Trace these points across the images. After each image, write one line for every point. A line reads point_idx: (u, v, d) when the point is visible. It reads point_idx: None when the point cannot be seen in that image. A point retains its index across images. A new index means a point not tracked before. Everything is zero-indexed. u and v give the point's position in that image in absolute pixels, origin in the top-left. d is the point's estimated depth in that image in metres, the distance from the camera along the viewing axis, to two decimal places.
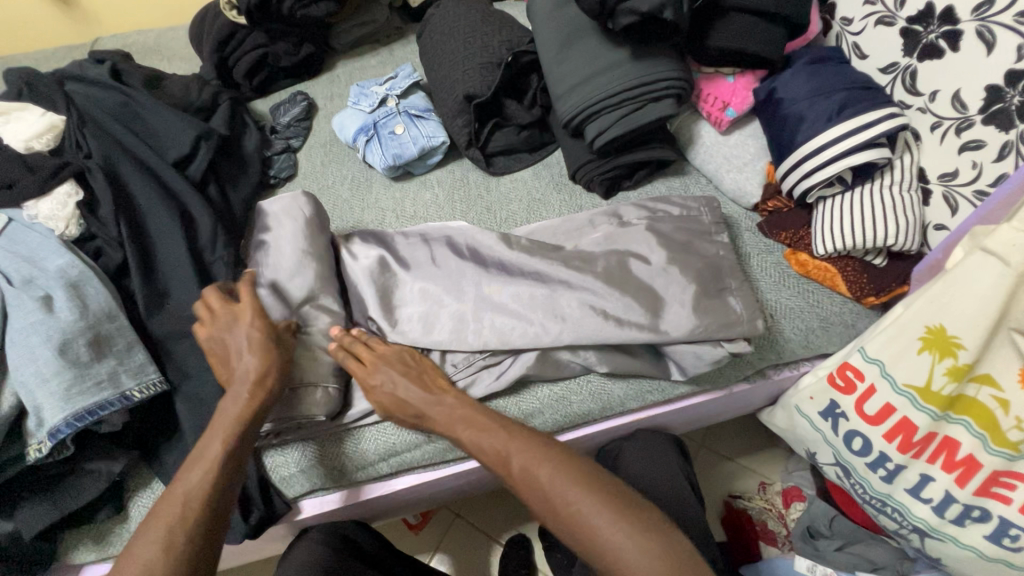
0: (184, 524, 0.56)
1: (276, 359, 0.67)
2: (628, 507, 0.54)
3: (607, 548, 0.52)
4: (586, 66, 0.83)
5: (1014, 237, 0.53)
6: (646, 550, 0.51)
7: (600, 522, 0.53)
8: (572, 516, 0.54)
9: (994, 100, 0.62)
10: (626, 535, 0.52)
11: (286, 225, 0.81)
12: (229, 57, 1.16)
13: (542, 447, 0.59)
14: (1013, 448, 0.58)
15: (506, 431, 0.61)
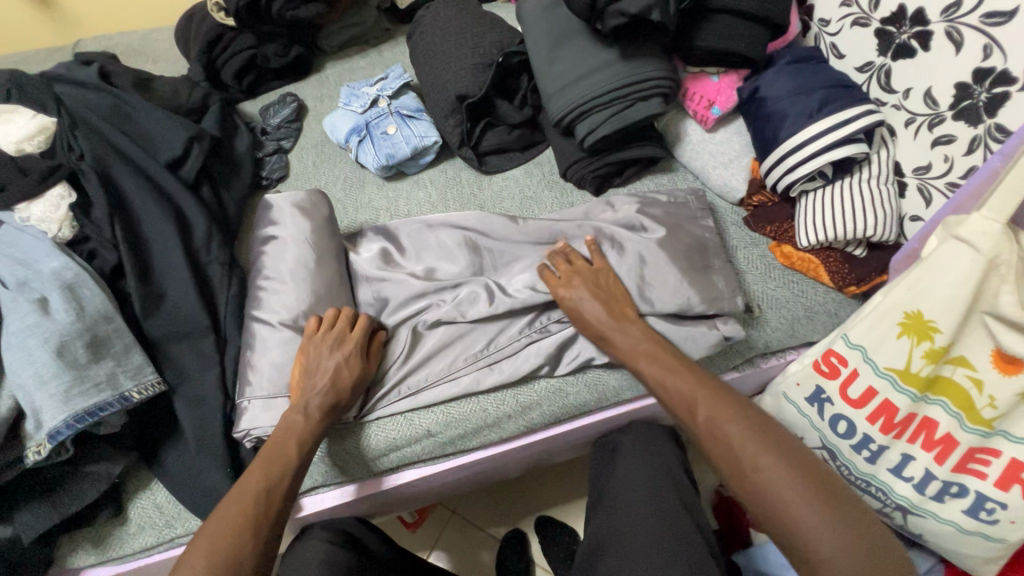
0: (251, 528, 0.60)
1: (345, 377, 0.70)
2: (802, 461, 0.56)
3: (775, 492, 0.54)
4: (575, 66, 0.85)
5: (985, 226, 0.55)
6: (820, 506, 0.53)
7: (775, 468, 0.55)
8: (751, 462, 0.56)
9: (963, 97, 0.66)
10: (800, 489, 0.54)
11: (286, 223, 0.82)
12: (217, 58, 1.16)
13: (720, 393, 0.62)
14: (987, 425, 0.62)
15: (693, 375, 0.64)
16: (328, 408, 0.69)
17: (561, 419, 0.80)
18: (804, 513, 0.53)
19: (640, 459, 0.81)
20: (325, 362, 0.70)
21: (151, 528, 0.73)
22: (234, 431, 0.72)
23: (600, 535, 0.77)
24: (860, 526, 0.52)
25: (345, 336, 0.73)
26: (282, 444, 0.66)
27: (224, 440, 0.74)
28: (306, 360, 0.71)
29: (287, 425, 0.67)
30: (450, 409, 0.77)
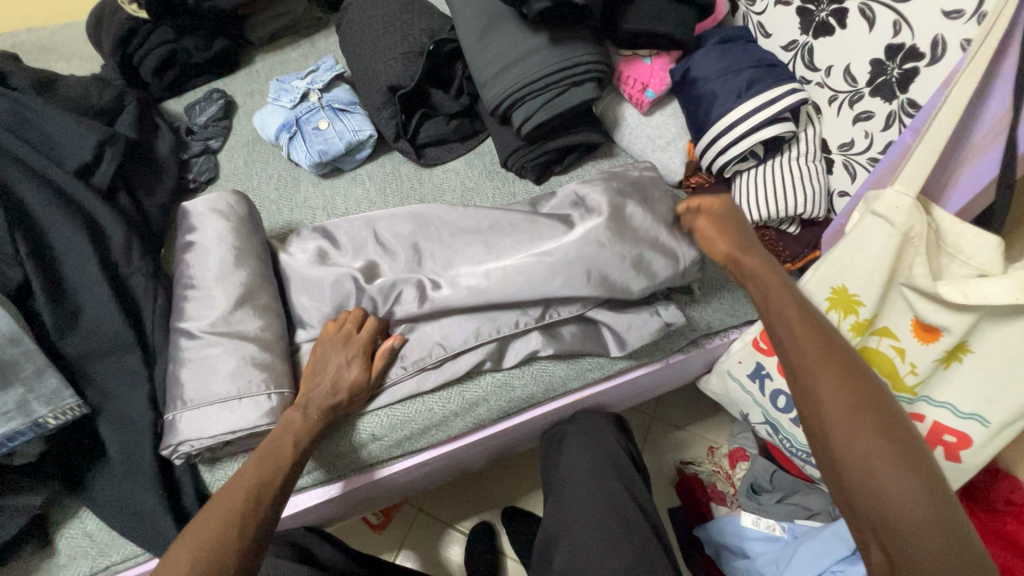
0: (243, 521, 0.57)
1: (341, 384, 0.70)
2: (928, 475, 0.44)
3: (882, 497, 0.44)
4: (506, 52, 0.83)
5: (899, 201, 0.56)
6: (937, 532, 0.42)
7: (892, 466, 0.44)
8: (865, 450, 0.45)
9: (878, 73, 0.67)
10: (918, 504, 0.43)
11: (212, 229, 0.78)
12: (134, 54, 1.08)
13: (843, 359, 0.49)
14: (910, 392, 0.64)
15: (818, 330, 0.51)
16: (326, 406, 0.69)
17: (509, 413, 0.80)
18: (913, 529, 0.42)
19: (588, 446, 0.82)
20: (333, 364, 0.71)
21: (82, 558, 0.69)
22: (161, 449, 0.68)
23: (553, 526, 0.78)
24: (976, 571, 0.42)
25: (356, 339, 0.72)
26: (281, 440, 0.65)
27: (155, 461, 0.70)
28: (314, 359, 0.73)
29: (287, 422, 0.67)
30: (416, 406, 0.76)
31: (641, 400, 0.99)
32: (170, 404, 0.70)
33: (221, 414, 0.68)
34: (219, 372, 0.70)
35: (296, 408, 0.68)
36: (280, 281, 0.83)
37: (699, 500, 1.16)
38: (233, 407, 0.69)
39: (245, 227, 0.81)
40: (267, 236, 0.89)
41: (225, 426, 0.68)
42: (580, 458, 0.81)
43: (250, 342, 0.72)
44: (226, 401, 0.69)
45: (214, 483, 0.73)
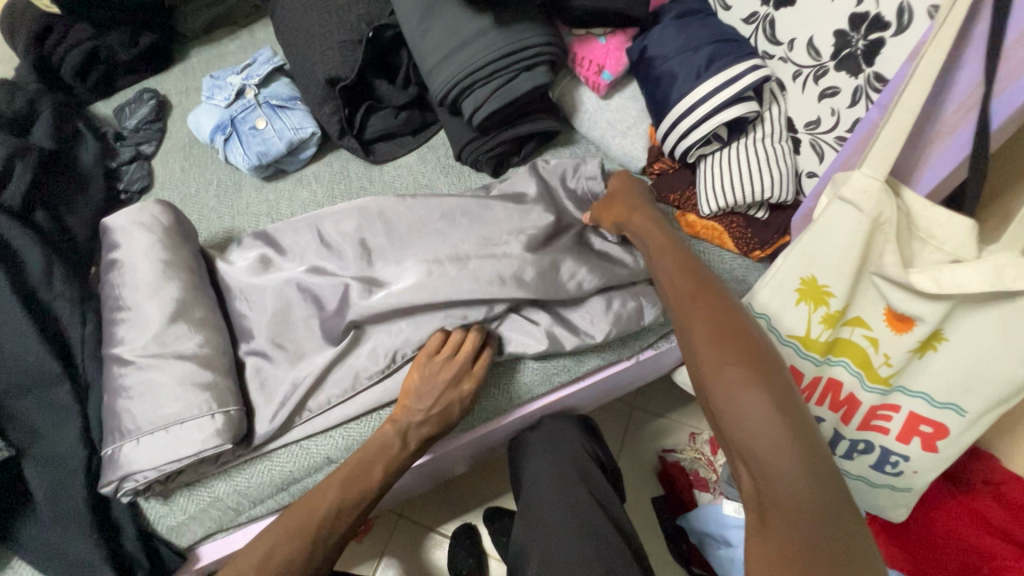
0: (309, 540, 0.57)
1: (444, 403, 0.66)
2: (777, 385, 0.46)
3: (735, 407, 0.45)
4: (450, 36, 0.77)
5: (865, 184, 0.52)
6: (783, 433, 0.43)
7: (739, 379, 0.46)
8: (719, 368, 0.48)
9: (842, 45, 0.63)
10: (763, 409, 0.44)
11: (137, 244, 0.72)
12: (53, 55, 0.99)
13: (713, 298, 0.53)
14: (885, 383, 0.61)
15: (694, 279, 0.56)
16: (430, 435, 0.66)
17: (475, 423, 0.76)
18: (760, 435, 0.44)
19: (553, 454, 0.81)
20: (437, 396, 0.66)
21: None
22: (102, 488, 0.62)
23: (523, 538, 0.76)
24: (824, 470, 0.42)
25: (462, 369, 0.66)
26: (371, 458, 0.63)
27: (87, 503, 0.65)
28: (416, 380, 0.67)
29: (382, 442, 0.65)
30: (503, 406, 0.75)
31: (613, 395, 0.96)
32: (108, 437, 0.64)
33: (164, 440, 0.62)
34: (148, 400, 0.64)
35: (393, 428, 0.66)
36: (222, 293, 0.77)
37: (682, 489, 1.14)
38: (175, 435, 0.62)
39: (178, 239, 0.75)
40: (202, 245, 0.82)
41: (168, 456, 0.62)
42: (544, 470, 0.80)
43: (188, 361, 0.66)
44: (167, 427, 0.63)
45: (159, 521, 0.68)
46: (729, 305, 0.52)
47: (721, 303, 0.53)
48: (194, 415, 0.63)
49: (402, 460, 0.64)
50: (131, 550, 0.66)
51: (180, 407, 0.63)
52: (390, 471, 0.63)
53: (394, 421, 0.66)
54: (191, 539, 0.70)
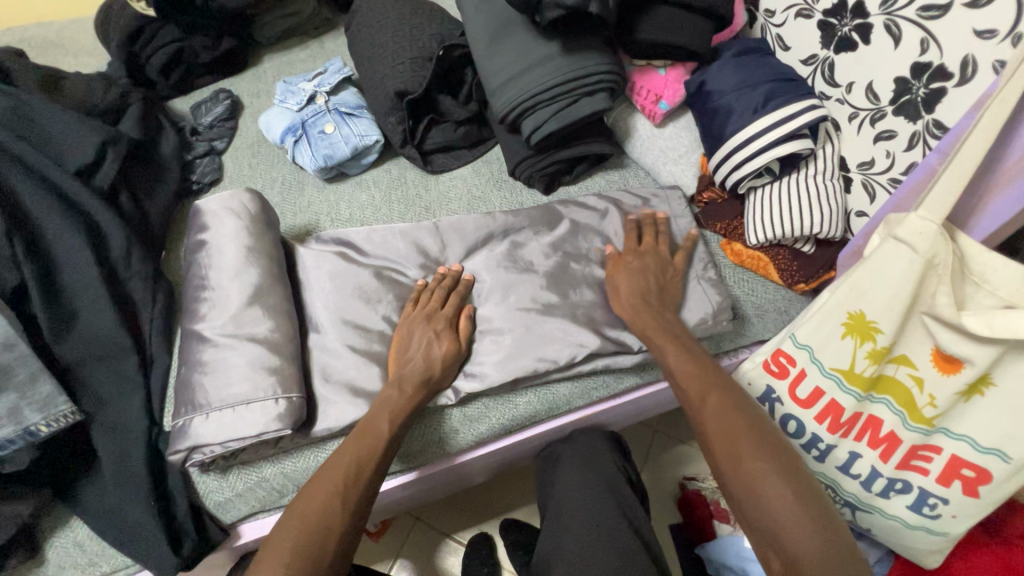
0: (350, 493, 0.57)
1: (430, 332, 0.72)
2: (791, 464, 0.51)
3: (751, 476, 0.50)
4: (517, 59, 0.81)
5: (922, 227, 0.54)
6: (793, 498, 0.48)
7: (748, 446, 0.52)
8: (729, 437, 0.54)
9: (902, 92, 0.65)
10: (778, 477, 0.49)
11: (222, 231, 0.76)
12: (141, 53, 1.07)
13: (721, 377, 0.61)
14: (927, 423, 0.62)
15: (702, 364, 0.63)
16: (420, 382, 0.68)
17: (512, 429, 0.77)
18: (768, 498, 0.49)
19: (585, 473, 0.82)
20: (420, 341, 0.72)
21: (72, 568, 0.68)
22: (172, 456, 0.66)
23: (548, 550, 0.77)
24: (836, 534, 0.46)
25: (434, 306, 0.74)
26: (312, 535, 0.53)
27: (147, 472, 0.69)
28: (403, 336, 0.73)
29: (320, 510, 0.55)
30: (453, 428, 0.75)
31: (643, 417, 0.98)
32: (181, 408, 0.67)
33: (230, 417, 0.66)
34: (211, 378, 0.68)
35: (332, 496, 0.56)
36: (293, 280, 0.81)
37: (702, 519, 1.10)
38: (244, 413, 0.66)
39: (262, 227, 0.79)
40: (284, 236, 0.87)
41: (233, 432, 0.65)
42: (573, 487, 0.81)
43: (260, 344, 0.70)
44: (235, 406, 0.66)
45: (206, 495, 0.71)
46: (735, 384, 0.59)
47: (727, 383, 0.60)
48: (260, 395, 0.67)
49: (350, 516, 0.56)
50: (182, 519, 0.69)
51: (250, 387, 0.67)
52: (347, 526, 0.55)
53: (327, 488, 0.57)
54: (235, 516, 0.73)
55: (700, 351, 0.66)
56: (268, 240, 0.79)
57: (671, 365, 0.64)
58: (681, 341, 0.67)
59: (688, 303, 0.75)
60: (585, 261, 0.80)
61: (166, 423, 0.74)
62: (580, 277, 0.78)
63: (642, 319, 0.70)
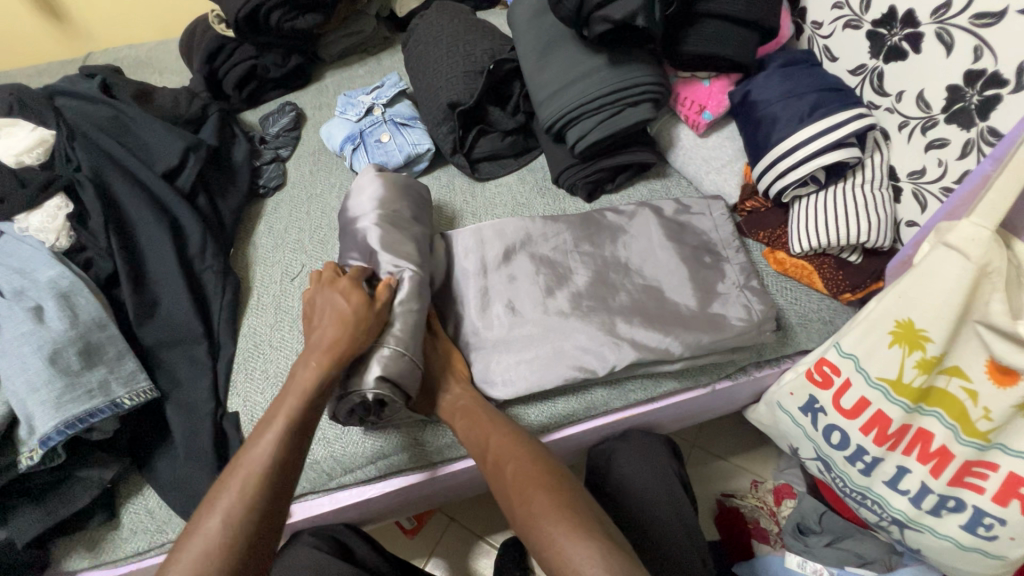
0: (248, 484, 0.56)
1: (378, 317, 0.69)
2: (572, 502, 0.58)
3: (539, 527, 0.57)
4: (564, 71, 0.85)
5: (974, 233, 0.53)
6: (580, 542, 0.54)
7: (540, 505, 0.58)
8: (528, 503, 0.59)
9: (955, 100, 0.64)
10: (558, 521, 0.56)
11: (363, 201, 0.84)
12: (219, 69, 1.17)
13: (514, 440, 0.66)
14: (983, 438, 0.60)
15: (486, 428, 0.68)
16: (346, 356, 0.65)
17: (551, 428, 0.78)
18: (562, 547, 0.55)
19: (637, 468, 0.83)
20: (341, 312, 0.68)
21: (143, 533, 0.73)
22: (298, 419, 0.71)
23: None
24: (619, 555, 0.53)
25: (351, 283, 0.71)
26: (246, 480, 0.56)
27: (213, 449, 0.74)
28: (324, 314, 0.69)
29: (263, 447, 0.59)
30: None
31: (685, 424, 0.98)
32: None
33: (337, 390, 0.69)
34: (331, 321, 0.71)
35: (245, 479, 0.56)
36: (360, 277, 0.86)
37: (740, 537, 1.06)
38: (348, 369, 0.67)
39: None
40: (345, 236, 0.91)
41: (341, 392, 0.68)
42: (636, 476, 0.82)
43: None
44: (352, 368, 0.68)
45: None
46: (521, 440, 0.66)
47: (518, 441, 0.67)
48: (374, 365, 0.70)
49: (281, 483, 0.57)
50: None
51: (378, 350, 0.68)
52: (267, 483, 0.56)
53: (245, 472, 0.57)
54: None
55: (483, 411, 0.70)
56: (404, 207, 0.84)
57: (462, 437, 0.69)
58: (470, 407, 0.71)
59: (730, 313, 0.75)
60: (623, 269, 0.81)
61: (229, 405, 0.80)
62: (619, 284, 0.80)
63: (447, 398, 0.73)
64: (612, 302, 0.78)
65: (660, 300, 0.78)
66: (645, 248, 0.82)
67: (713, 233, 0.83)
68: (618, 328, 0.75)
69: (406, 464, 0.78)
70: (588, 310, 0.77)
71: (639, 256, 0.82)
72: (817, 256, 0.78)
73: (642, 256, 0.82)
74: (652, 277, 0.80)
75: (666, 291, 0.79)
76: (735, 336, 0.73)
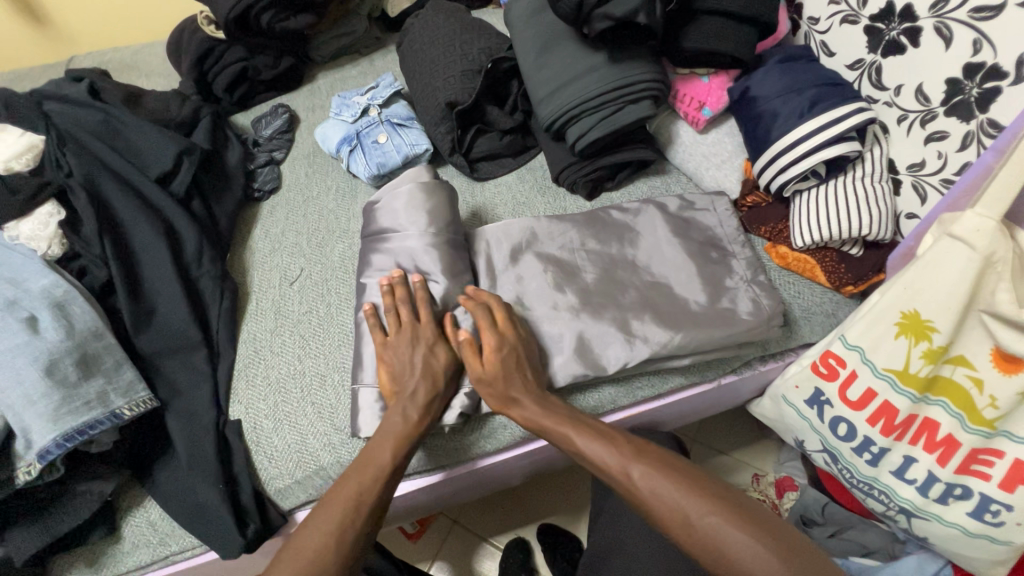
0: (350, 523, 0.60)
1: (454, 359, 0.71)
2: (705, 485, 0.58)
3: (687, 513, 0.56)
4: (565, 69, 0.85)
5: (979, 223, 0.54)
6: (734, 523, 0.55)
7: (681, 491, 0.57)
8: (660, 493, 0.58)
9: (954, 92, 0.65)
10: (709, 503, 0.56)
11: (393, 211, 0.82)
12: (209, 72, 1.15)
13: (611, 434, 0.64)
14: (989, 426, 0.61)
15: (579, 425, 0.65)
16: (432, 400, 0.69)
17: None
18: (723, 528, 0.54)
19: None
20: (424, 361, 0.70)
21: (145, 545, 0.71)
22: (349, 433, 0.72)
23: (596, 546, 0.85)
24: (771, 531, 0.54)
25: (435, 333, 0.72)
26: (356, 502, 0.62)
27: (216, 459, 0.73)
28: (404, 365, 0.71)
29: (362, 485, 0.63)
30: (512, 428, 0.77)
31: (689, 420, 0.98)
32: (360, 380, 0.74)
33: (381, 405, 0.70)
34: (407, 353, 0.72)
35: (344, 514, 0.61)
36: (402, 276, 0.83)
37: None
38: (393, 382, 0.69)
39: None
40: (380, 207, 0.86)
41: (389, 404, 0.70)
42: None
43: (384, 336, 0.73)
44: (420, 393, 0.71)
45: (269, 481, 0.74)
46: (615, 430, 0.65)
47: (612, 432, 0.64)
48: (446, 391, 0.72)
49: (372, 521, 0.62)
50: (246, 503, 0.72)
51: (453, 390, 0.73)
52: (376, 506, 0.62)
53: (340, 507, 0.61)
54: (292, 503, 0.75)
55: (570, 409, 0.68)
56: (423, 210, 0.81)
57: (554, 435, 0.65)
58: (551, 403, 0.67)
59: (737, 308, 0.76)
60: (629, 267, 0.81)
61: (230, 413, 0.79)
62: (626, 281, 0.79)
63: (521, 393, 0.67)
64: (619, 299, 0.77)
65: (666, 296, 0.78)
66: (649, 245, 0.82)
67: (714, 228, 0.83)
68: (625, 325, 0.75)
69: (414, 470, 0.77)
70: (595, 308, 0.76)
71: (642, 254, 0.82)
72: (819, 250, 0.78)
73: (648, 252, 0.82)
74: (658, 274, 0.80)
75: (671, 287, 0.78)
76: (741, 331, 0.73)
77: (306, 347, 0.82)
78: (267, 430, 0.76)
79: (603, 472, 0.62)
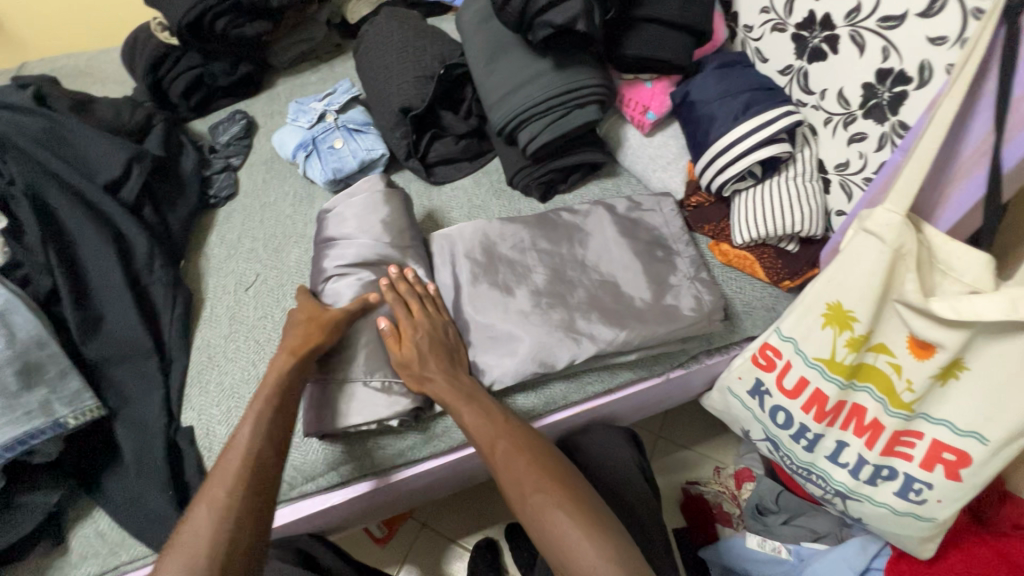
0: (235, 481, 0.60)
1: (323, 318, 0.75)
2: (576, 495, 0.62)
3: (545, 517, 0.60)
4: (513, 75, 0.87)
5: (889, 218, 0.57)
6: (585, 532, 0.58)
7: (547, 497, 0.61)
8: (532, 495, 0.62)
9: (870, 96, 0.69)
10: (567, 513, 0.60)
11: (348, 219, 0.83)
12: (164, 79, 1.14)
13: (516, 431, 0.68)
14: (908, 409, 0.65)
15: (488, 417, 0.68)
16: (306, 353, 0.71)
17: None
18: (569, 536, 0.58)
19: (602, 457, 0.86)
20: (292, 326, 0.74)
21: (93, 557, 0.70)
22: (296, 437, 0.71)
23: None
24: (616, 545, 0.58)
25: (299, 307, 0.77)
26: (235, 464, 0.62)
27: (167, 466, 0.72)
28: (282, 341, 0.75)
29: (241, 443, 0.64)
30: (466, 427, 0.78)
31: (645, 415, 1.00)
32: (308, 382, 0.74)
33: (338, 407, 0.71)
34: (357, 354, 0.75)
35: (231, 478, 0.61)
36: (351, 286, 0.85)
37: (705, 521, 1.09)
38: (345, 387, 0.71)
39: None
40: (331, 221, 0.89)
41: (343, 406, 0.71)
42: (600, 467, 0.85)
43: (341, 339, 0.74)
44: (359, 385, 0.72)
45: None
46: (521, 429, 0.68)
47: (516, 431, 0.68)
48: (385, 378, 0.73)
49: (261, 475, 0.62)
50: None
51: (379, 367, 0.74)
52: (262, 460, 0.63)
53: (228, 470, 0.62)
54: None
55: (487, 400, 0.71)
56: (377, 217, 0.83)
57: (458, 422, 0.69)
58: (471, 395, 0.71)
59: (681, 304, 0.79)
60: (579, 266, 0.83)
61: (183, 420, 0.78)
62: (575, 280, 0.82)
63: (439, 378, 0.71)
64: (567, 298, 0.79)
65: (614, 294, 0.80)
66: (598, 245, 0.85)
67: (662, 228, 0.86)
68: (573, 323, 0.77)
69: (369, 470, 0.77)
70: (544, 307, 0.78)
71: (592, 253, 0.84)
72: (758, 247, 0.82)
73: (597, 252, 0.84)
74: (607, 272, 0.82)
75: (619, 285, 0.81)
76: (684, 326, 0.76)
77: (260, 352, 0.82)
78: (220, 436, 0.76)
79: (477, 444, 0.68)
